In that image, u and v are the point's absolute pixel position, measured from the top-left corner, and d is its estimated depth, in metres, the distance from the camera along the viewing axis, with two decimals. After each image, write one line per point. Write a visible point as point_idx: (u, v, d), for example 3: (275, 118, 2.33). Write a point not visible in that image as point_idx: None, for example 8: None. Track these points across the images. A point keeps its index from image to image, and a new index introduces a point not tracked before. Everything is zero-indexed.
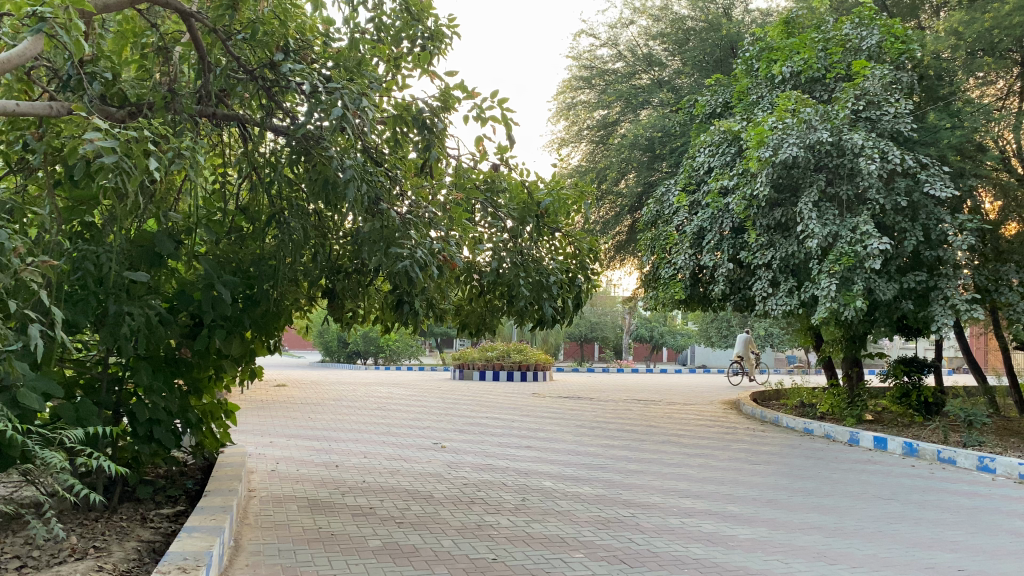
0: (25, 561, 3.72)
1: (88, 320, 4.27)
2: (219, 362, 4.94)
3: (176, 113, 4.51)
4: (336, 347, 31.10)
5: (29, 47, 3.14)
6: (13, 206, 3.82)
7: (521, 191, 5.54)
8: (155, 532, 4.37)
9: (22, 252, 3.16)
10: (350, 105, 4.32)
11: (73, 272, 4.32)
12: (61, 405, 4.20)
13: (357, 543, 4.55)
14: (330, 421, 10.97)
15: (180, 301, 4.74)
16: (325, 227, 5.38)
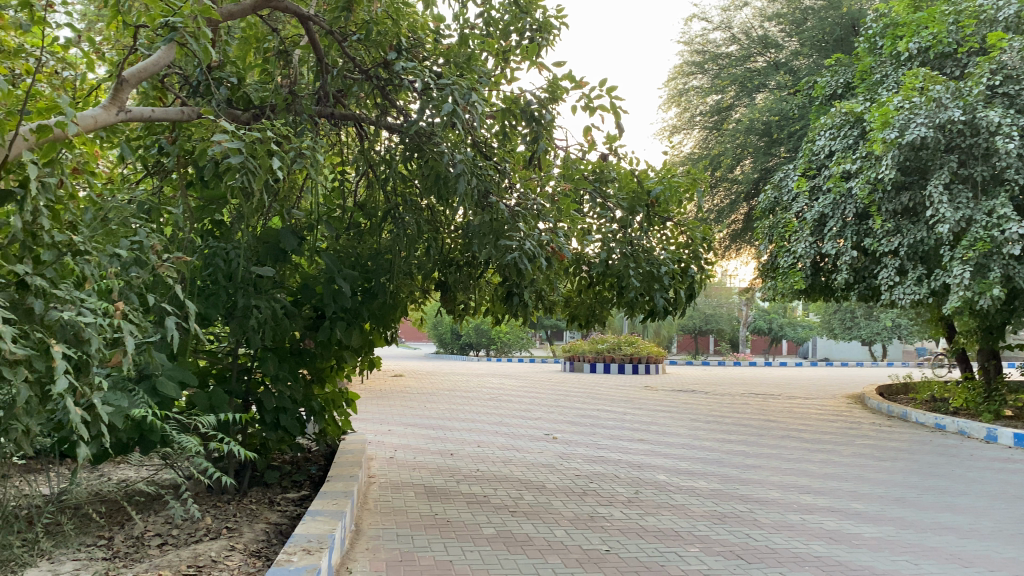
0: (166, 539, 4.01)
1: (219, 314, 4.51)
2: (340, 353, 5.12)
3: (297, 114, 4.69)
4: (449, 340, 31.66)
5: (163, 55, 3.39)
6: (151, 206, 4.08)
7: (631, 179, 5.48)
8: (283, 514, 4.58)
9: (159, 250, 3.37)
10: (461, 100, 4.38)
11: (205, 267, 4.55)
12: (195, 393, 4.46)
13: (472, 530, 4.63)
14: (445, 411, 11.21)
15: (303, 294, 4.95)
16: (437, 221, 5.49)
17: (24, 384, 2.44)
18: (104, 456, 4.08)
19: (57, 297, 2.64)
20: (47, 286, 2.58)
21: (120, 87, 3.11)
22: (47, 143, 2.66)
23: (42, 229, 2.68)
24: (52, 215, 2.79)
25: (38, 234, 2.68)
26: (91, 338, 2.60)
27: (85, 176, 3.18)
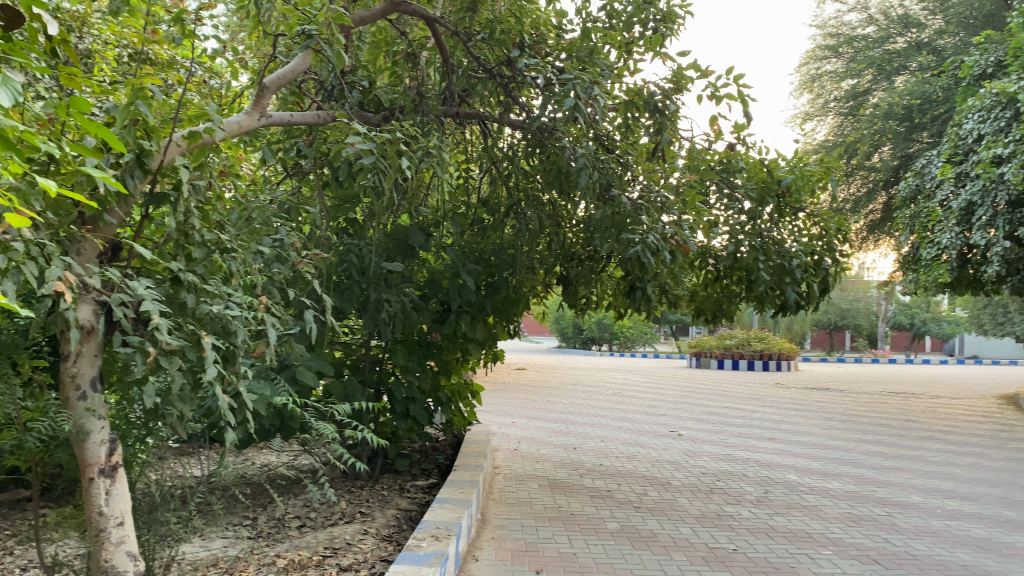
0: (305, 522, 4.24)
1: (353, 307, 4.70)
2: (466, 346, 5.25)
3: (425, 115, 4.82)
4: (572, 334, 31.72)
5: (298, 62, 3.56)
6: (291, 205, 4.30)
7: (760, 169, 5.31)
8: (412, 501, 4.73)
9: (296, 246, 3.55)
10: (583, 94, 4.37)
11: (340, 263, 4.75)
12: (331, 383, 4.67)
13: (596, 524, 4.63)
14: (568, 404, 11.25)
15: (430, 289, 5.09)
16: (560, 216, 5.53)
17: (179, 372, 2.64)
18: (248, 441, 4.34)
19: (207, 292, 2.83)
20: (198, 282, 2.78)
21: (262, 93, 3.31)
22: (197, 148, 2.85)
23: (194, 229, 2.88)
24: (202, 216, 3.00)
25: (190, 233, 2.88)
26: (237, 330, 2.78)
27: (231, 178, 3.39)
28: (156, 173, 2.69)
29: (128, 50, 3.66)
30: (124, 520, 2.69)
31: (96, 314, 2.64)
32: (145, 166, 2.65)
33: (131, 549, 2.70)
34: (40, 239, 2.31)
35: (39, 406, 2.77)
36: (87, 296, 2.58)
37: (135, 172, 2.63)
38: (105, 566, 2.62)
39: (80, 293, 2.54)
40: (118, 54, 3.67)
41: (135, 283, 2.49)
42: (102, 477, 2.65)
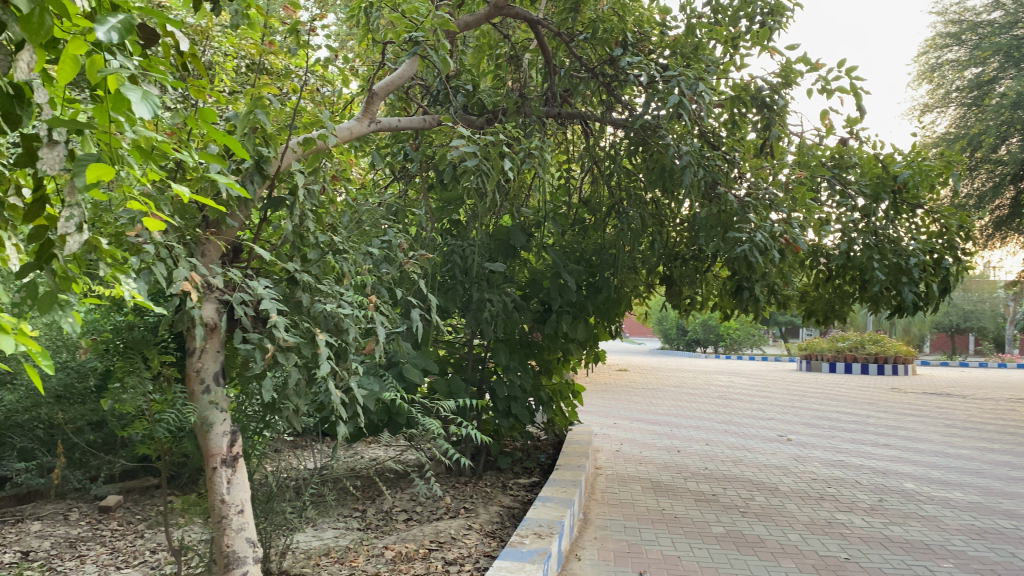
0: (411, 515, 4.35)
1: (457, 307, 4.80)
2: (567, 346, 5.28)
3: (527, 116, 4.87)
4: (675, 335, 31.27)
5: (406, 68, 3.66)
6: (397, 208, 4.43)
7: (875, 165, 5.11)
8: (515, 499, 4.79)
9: (404, 247, 3.67)
10: (687, 91, 4.31)
11: (444, 264, 4.86)
12: (436, 381, 4.77)
13: (701, 528, 4.56)
14: (671, 407, 11.10)
15: (532, 289, 5.14)
16: (663, 215, 5.47)
17: (295, 367, 2.77)
18: (357, 436, 4.49)
19: (321, 291, 2.96)
20: (312, 282, 2.91)
21: (371, 100, 3.42)
22: (311, 153, 2.97)
23: (308, 231, 3.00)
24: (315, 218, 3.13)
25: (305, 235, 3.02)
26: (349, 328, 2.91)
27: (342, 182, 3.52)
28: (272, 178, 2.82)
29: (246, 61, 3.85)
30: (244, 508, 2.84)
31: (219, 312, 2.80)
32: (264, 172, 2.80)
33: (250, 535, 2.84)
34: (169, 242, 2.46)
35: (167, 398, 2.96)
36: (211, 294, 2.74)
37: (253, 178, 2.77)
38: (227, 551, 2.76)
39: (205, 293, 2.70)
40: (238, 65, 3.86)
41: (254, 283, 2.63)
42: (224, 466, 2.80)
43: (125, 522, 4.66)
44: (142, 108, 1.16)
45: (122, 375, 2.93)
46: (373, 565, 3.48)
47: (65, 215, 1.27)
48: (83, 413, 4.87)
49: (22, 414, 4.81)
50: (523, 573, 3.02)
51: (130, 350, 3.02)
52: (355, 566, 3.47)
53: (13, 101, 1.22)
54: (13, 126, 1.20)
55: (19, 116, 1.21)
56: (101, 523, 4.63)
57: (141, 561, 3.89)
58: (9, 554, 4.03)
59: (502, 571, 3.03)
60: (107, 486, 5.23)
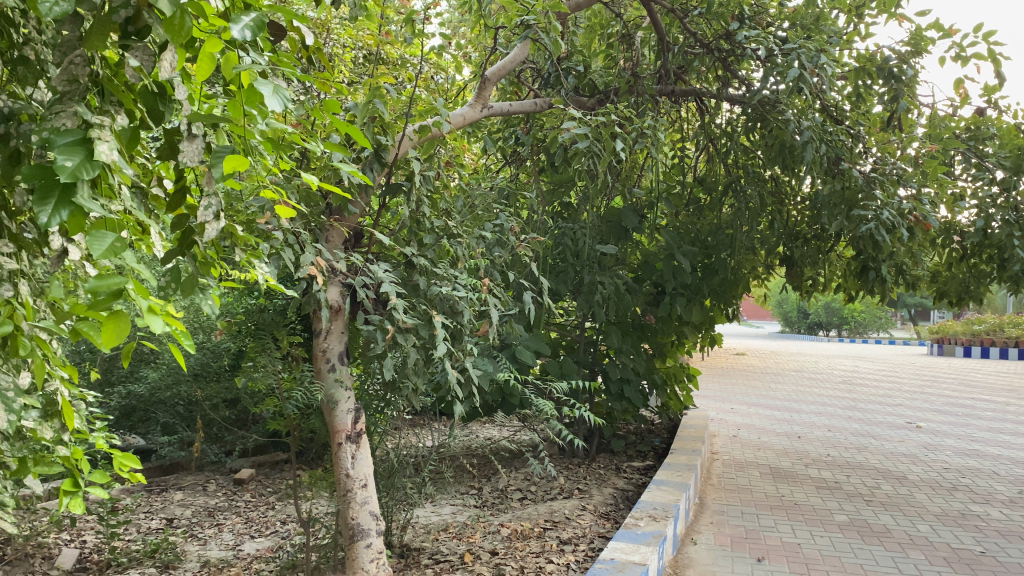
0: (525, 494, 4.43)
1: (569, 289, 4.82)
2: (682, 329, 5.22)
3: (640, 95, 4.80)
4: (795, 318, 30.27)
5: (519, 52, 3.67)
6: (509, 191, 4.47)
7: (1016, 135, 4.79)
8: (629, 481, 4.77)
9: (516, 231, 3.70)
10: (808, 64, 4.14)
11: (556, 247, 4.89)
12: (549, 362, 4.85)
13: (822, 515, 4.43)
14: (791, 391, 10.77)
15: (645, 271, 5.10)
16: (782, 193, 5.30)
17: (413, 348, 2.87)
18: (472, 416, 4.61)
19: (437, 274, 3.03)
20: (428, 265, 2.98)
21: (483, 85, 3.46)
22: (426, 140, 3.03)
23: (424, 216, 3.08)
24: (431, 204, 3.22)
25: (421, 221, 3.09)
26: (464, 310, 2.97)
27: (456, 168, 3.58)
28: (391, 165, 2.92)
29: (362, 51, 3.95)
30: (368, 482, 2.96)
31: (343, 295, 2.92)
32: (383, 159, 2.90)
33: (373, 509, 2.95)
34: (295, 228, 2.60)
35: (295, 376, 3.11)
36: (335, 278, 2.86)
37: (373, 166, 2.88)
38: (352, 523, 2.89)
39: (329, 276, 2.83)
40: (355, 55, 3.97)
41: (374, 267, 2.74)
42: (349, 442, 2.92)
43: (257, 493, 4.93)
44: (273, 102, 1.22)
45: (254, 355, 3.11)
46: (489, 541, 3.57)
47: (204, 203, 1.33)
48: (219, 391, 5.17)
49: (164, 391, 5.17)
50: (638, 555, 3.02)
51: (262, 331, 3.18)
52: (472, 542, 3.56)
53: (157, 99, 1.31)
54: (157, 121, 1.30)
55: (162, 112, 1.31)
56: (236, 494, 4.92)
57: (273, 531, 4.11)
58: (156, 520, 4.35)
59: (616, 552, 3.05)
60: (240, 460, 5.55)
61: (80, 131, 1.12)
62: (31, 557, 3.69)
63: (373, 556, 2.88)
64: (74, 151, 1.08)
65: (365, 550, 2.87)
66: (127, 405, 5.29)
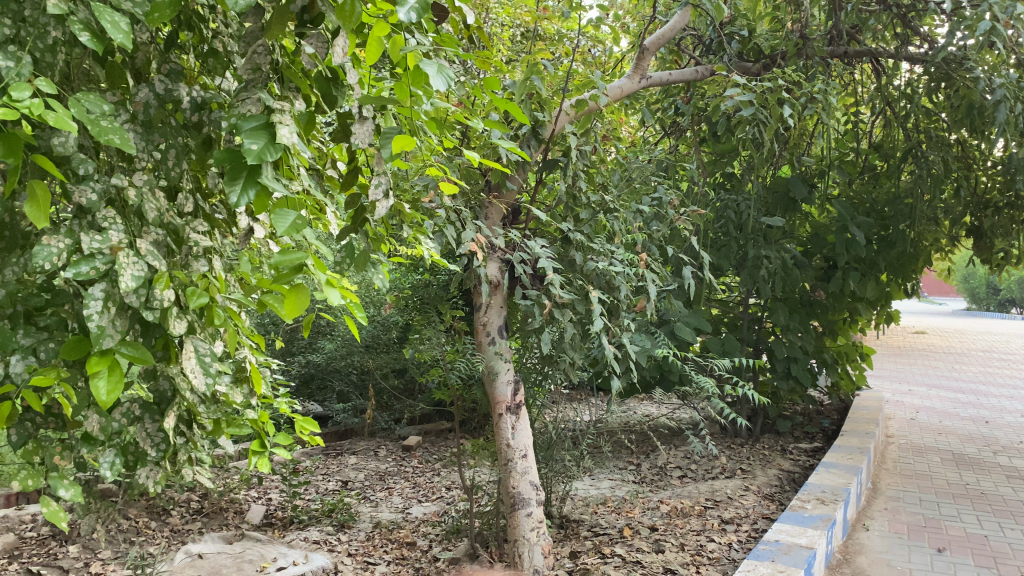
0: (685, 472, 4.38)
1: (731, 264, 4.69)
2: (854, 306, 4.97)
3: (809, 58, 4.54)
4: (984, 294, 27.90)
5: (679, 19, 3.56)
6: (668, 163, 4.38)
7: None
8: (795, 462, 4.60)
9: (675, 204, 3.63)
10: (1002, 16, 3.78)
11: (718, 220, 4.77)
12: (709, 339, 4.75)
13: (1013, 507, 4.08)
14: (979, 373, 9.95)
15: (814, 244, 4.88)
16: (970, 158, 4.88)
17: (570, 323, 2.89)
18: (631, 391, 4.59)
19: (594, 250, 3.03)
20: (585, 241, 2.99)
21: (642, 55, 3.39)
22: (583, 115, 3.01)
23: (581, 191, 3.10)
24: (588, 178, 3.23)
25: (578, 196, 3.10)
26: (621, 285, 2.97)
27: (613, 142, 3.55)
28: (548, 141, 2.95)
29: (521, 28, 3.98)
30: (528, 453, 3.02)
31: (502, 270, 2.98)
32: (540, 136, 2.94)
33: (533, 479, 3.01)
34: (457, 207, 2.68)
35: (458, 348, 3.21)
36: (494, 254, 2.93)
37: (530, 142, 2.93)
38: (513, 491, 2.96)
39: (488, 252, 2.90)
40: (513, 33, 4.00)
41: (531, 243, 2.78)
42: (509, 413, 3.00)
43: (424, 460, 5.15)
44: (437, 81, 1.25)
45: (420, 327, 3.24)
46: (649, 517, 3.56)
47: (374, 183, 1.38)
48: (388, 362, 5.45)
49: (339, 361, 5.51)
50: (804, 538, 2.91)
51: (427, 305, 3.31)
52: (631, 517, 3.56)
53: (330, 84, 1.39)
54: (332, 105, 1.38)
55: (336, 96, 1.38)
56: (404, 460, 5.17)
57: (438, 496, 4.29)
58: (332, 482, 4.64)
59: (781, 534, 2.95)
60: (409, 428, 5.82)
61: (263, 116, 1.19)
62: (226, 510, 4.04)
63: (533, 525, 2.93)
64: (258, 134, 1.16)
65: (525, 519, 2.93)
66: (306, 373, 5.68)
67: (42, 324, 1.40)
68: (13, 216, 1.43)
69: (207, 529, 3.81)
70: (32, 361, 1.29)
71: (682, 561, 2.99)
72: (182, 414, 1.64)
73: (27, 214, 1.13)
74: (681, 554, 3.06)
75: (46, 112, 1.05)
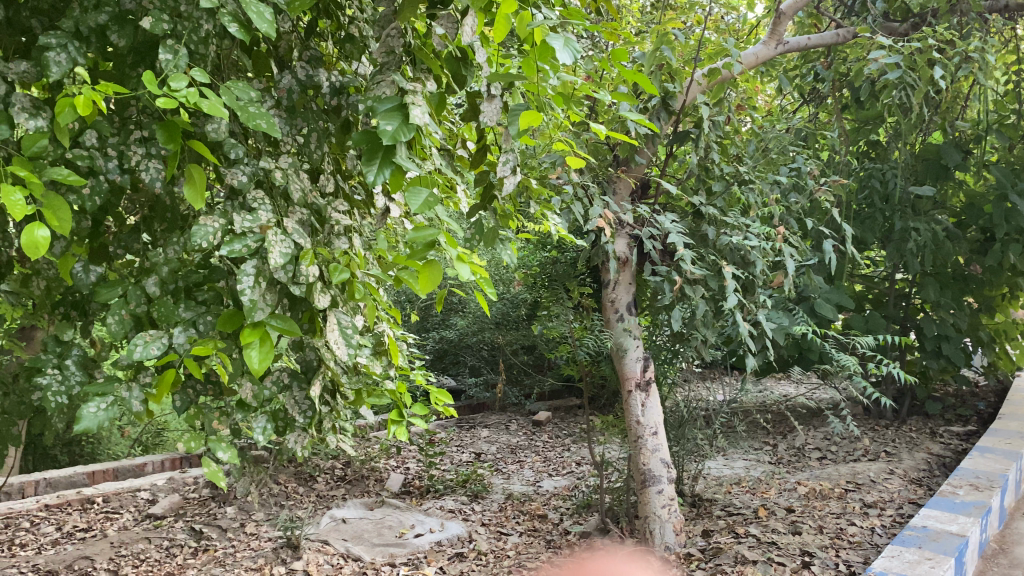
0: (826, 454, 4.22)
1: (876, 237, 4.46)
2: (1017, 281, 4.60)
3: (964, 14, 4.22)
4: None
5: None
6: (807, 133, 4.19)
7: None
8: (947, 446, 4.33)
9: (815, 174, 3.47)
10: None
11: (861, 191, 4.56)
12: (852, 316, 4.54)
13: None
14: None
15: (969, 215, 4.57)
16: None
17: (702, 299, 2.85)
18: (767, 370, 4.46)
19: (727, 223, 2.95)
20: (717, 214, 2.91)
21: (779, 20, 3.25)
22: (716, 84, 2.92)
23: (713, 163, 3.02)
24: (721, 150, 3.14)
25: (710, 167, 3.04)
26: (755, 260, 2.89)
27: (748, 111, 3.43)
28: (679, 113, 2.88)
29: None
30: (659, 430, 3.00)
31: (630, 247, 2.97)
32: (670, 107, 2.87)
33: (665, 456, 2.99)
34: (585, 182, 2.68)
35: (587, 325, 3.22)
36: (622, 230, 2.93)
37: (660, 115, 2.87)
38: (644, 468, 2.95)
39: (617, 229, 2.90)
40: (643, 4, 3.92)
41: (661, 218, 2.75)
42: (638, 390, 3.00)
43: (554, 435, 5.20)
44: (566, 54, 1.25)
45: (549, 304, 3.27)
46: (786, 499, 3.46)
47: (502, 159, 1.39)
48: (518, 338, 5.52)
49: (472, 337, 5.63)
50: (955, 525, 2.75)
51: (555, 282, 3.33)
52: (767, 498, 3.48)
53: (460, 63, 1.45)
54: (461, 86, 1.45)
55: (465, 77, 1.45)
56: (535, 434, 5.24)
57: (569, 471, 4.32)
58: (466, 454, 4.77)
59: (929, 520, 2.81)
60: (539, 403, 5.89)
61: (397, 97, 1.23)
62: (367, 478, 4.23)
63: (665, 502, 2.91)
64: (393, 116, 1.20)
65: (656, 496, 2.92)
66: (440, 348, 5.86)
67: (201, 299, 1.48)
68: (175, 200, 1.55)
69: (350, 495, 4.01)
70: (193, 332, 1.38)
71: (821, 544, 2.90)
72: (327, 384, 1.73)
73: (186, 196, 1.22)
74: (819, 537, 2.97)
75: (200, 101, 1.12)
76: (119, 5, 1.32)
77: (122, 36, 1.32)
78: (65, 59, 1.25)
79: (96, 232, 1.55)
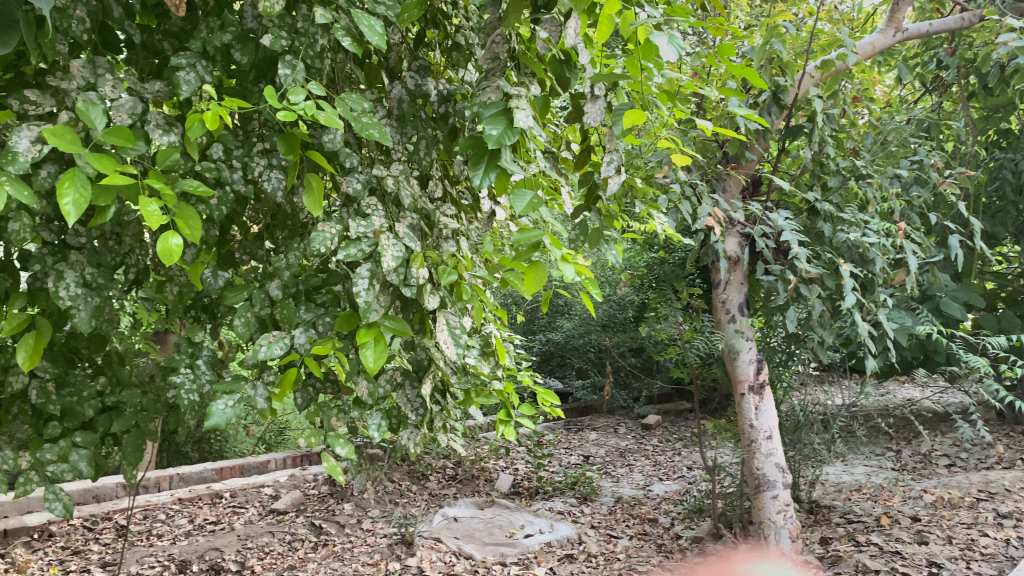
0: (954, 461, 4.01)
1: (1008, 231, 4.25)
2: None
3: None
4: None
5: None
6: (930, 123, 3.99)
7: None
8: None
9: (939, 166, 3.31)
10: None
11: (991, 182, 4.34)
12: (982, 315, 4.29)
13: None
14: None
15: None
16: None
17: (818, 298, 2.76)
18: (889, 372, 4.27)
19: (844, 220, 2.84)
20: (834, 211, 2.81)
21: (897, 7, 3.11)
22: (830, 76, 2.82)
23: (828, 157, 2.94)
24: (836, 144, 3.04)
25: (825, 162, 2.97)
26: (874, 257, 2.78)
27: (865, 103, 3.30)
28: (791, 107, 2.80)
29: None
30: (773, 434, 2.92)
31: (741, 246, 2.91)
32: (782, 102, 2.79)
33: (780, 461, 2.91)
34: (693, 180, 2.65)
35: (697, 326, 3.17)
36: (733, 229, 2.87)
37: (772, 109, 2.79)
38: (758, 473, 2.88)
39: (727, 227, 2.85)
40: None
41: (774, 216, 2.68)
42: (752, 393, 2.93)
43: (664, 439, 5.14)
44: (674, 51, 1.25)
45: (657, 305, 3.24)
46: (911, 507, 3.31)
47: (607, 159, 1.39)
48: (626, 340, 5.48)
49: (579, 339, 5.63)
50: None
51: (663, 283, 3.29)
52: (890, 506, 3.33)
53: (563, 66, 1.43)
54: (564, 88, 1.44)
55: (568, 79, 1.44)
56: (644, 438, 5.19)
57: (680, 475, 4.26)
58: (575, 456, 4.78)
59: None
60: (648, 406, 5.83)
61: (502, 102, 1.25)
62: (477, 478, 4.30)
63: (780, 508, 2.83)
64: (498, 120, 1.22)
65: (771, 501, 2.84)
66: (548, 350, 5.90)
67: (320, 302, 1.55)
68: (295, 208, 1.62)
69: (460, 494, 4.08)
70: (312, 333, 1.45)
71: (950, 554, 2.75)
72: (438, 383, 1.77)
73: (305, 204, 1.29)
74: (948, 548, 2.82)
75: (318, 112, 1.18)
76: (242, 25, 1.40)
77: (245, 54, 1.39)
78: (194, 78, 1.32)
79: (223, 240, 1.64)
